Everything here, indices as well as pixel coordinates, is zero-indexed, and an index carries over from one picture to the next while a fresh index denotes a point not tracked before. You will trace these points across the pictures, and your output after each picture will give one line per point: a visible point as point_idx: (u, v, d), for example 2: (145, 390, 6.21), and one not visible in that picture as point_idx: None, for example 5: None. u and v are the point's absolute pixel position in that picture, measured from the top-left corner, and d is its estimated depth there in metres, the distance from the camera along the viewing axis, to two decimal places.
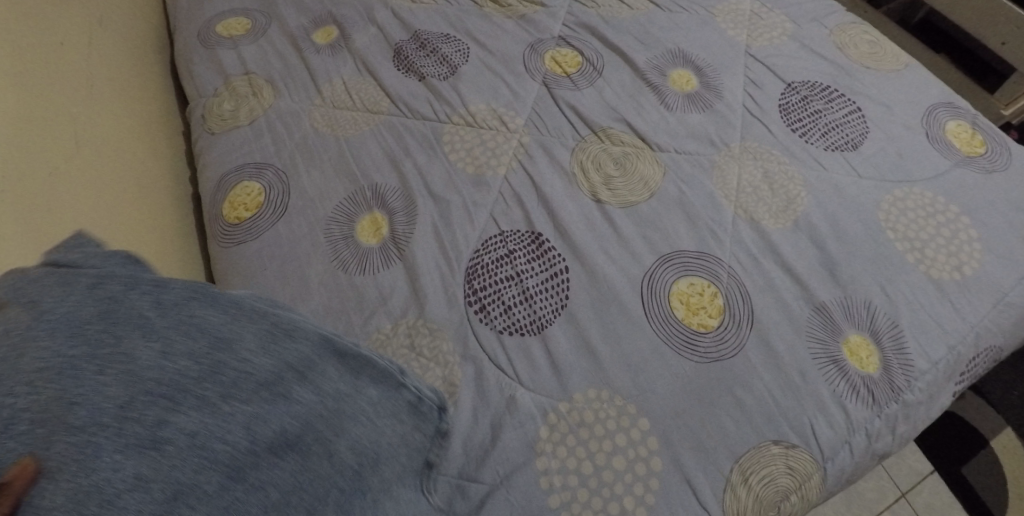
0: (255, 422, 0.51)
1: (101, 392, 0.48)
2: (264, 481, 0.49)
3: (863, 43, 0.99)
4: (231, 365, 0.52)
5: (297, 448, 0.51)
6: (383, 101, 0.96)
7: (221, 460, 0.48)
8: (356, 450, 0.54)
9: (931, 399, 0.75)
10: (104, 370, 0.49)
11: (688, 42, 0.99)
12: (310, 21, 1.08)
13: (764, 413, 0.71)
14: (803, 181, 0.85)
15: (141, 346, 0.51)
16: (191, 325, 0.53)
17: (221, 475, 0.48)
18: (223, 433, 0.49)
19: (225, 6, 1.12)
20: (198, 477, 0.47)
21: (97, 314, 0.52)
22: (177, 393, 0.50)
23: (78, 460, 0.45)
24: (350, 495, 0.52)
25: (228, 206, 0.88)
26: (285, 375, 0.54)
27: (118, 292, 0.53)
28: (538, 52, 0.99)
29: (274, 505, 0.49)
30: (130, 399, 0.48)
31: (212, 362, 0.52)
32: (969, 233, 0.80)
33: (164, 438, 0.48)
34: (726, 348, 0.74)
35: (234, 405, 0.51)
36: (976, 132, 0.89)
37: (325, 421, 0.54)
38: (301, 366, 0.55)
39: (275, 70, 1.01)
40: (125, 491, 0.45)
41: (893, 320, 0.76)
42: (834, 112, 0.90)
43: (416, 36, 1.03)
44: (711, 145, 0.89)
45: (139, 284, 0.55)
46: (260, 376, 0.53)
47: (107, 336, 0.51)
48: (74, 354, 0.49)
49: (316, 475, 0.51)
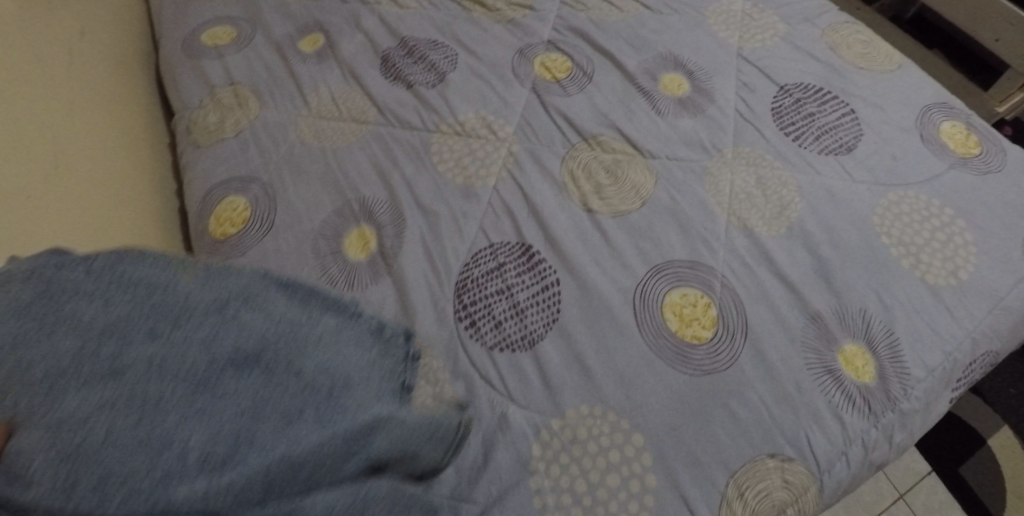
0: (208, 344, 0.54)
1: (54, 345, 0.50)
2: (229, 391, 0.52)
3: (857, 43, 1.00)
4: (172, 304, 0.55)
5: (256, 363, 0.55)
6: (370, 112, 0.94)
7: (180, 376, 0.51)
8: (321, 366, 0.57)
9: (927, 408, 0.76)
10: (56, 330, 0.51)
11: (679, 45, 0.99)
12: (296, 28, 1.08)
13: (760, 427, 0.71)
14: (797, 186, 0.85)
15: (83, 305, 0.53)
16: (126, 280, 0.56)
17: (184, 387, 0.51)
18: (177, 356, 0.52)
19: (209, 16, 1.12)
20: (163, 393, 0.50)
21: (32, 291, 0.54)
22: (123, 332, 0.52)
23: (45, 402, 0.48)
24: (325, 407, 0.54)
25: (213, 223, 0.86)
26: (228, 305, 0.58)
27: (49, 269, 0.56)
28: (527, 57, 0.99)
29: (245, 411, 0.51)
30: (84, 343, 0.51)
31: (153, 304, 0.55)
32: (964, 236, 0.83)
33: (120, 367, 0.50)
34: (720, 361, 0.74)
35: (184, 332, 0.54)
36: (970, 133, 0.92)
37: (281, 341, 0.57)
38: (245, 298, 0.59)
39: (261, 80, 1.00)
40: (95, 415, 0.47)
41: (888, 327, 0.77)
42: (827, 115, 0.91)
43: (403, 42, 1.02)
44: (704, 151, 0.88)
45: (66, 260, 0.57)
46: (203, 308, 0.56)
47: (49, 307, 0.53)
48: (25, 325, 0.51)
49: (281, 385, 0.54)
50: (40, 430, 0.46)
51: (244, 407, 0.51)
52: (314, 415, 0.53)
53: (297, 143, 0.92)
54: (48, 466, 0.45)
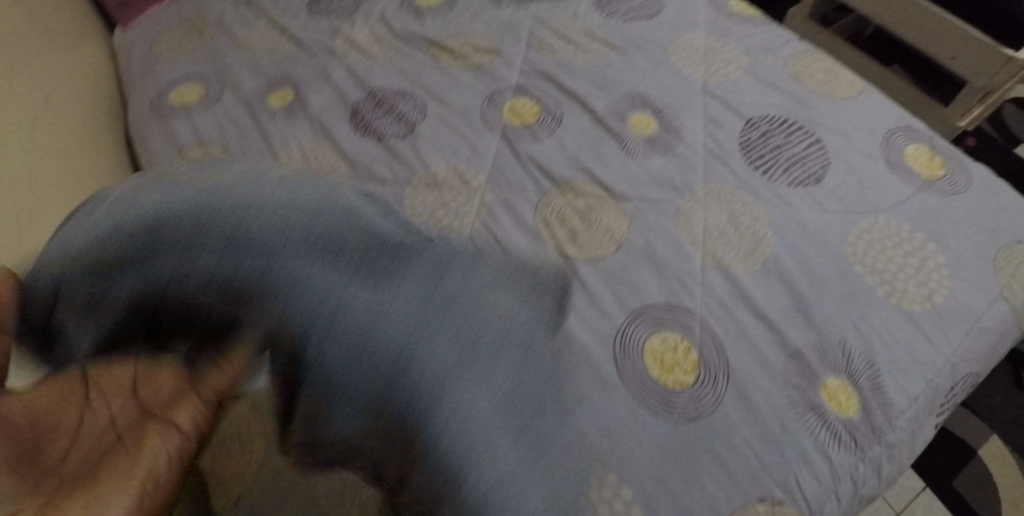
0: (350, 263, 0.68)
1: (244, 262, 0.65)
2: (391, 296, 0.68)
3: (817, 72, 1.01)
4: (313, 223, 0.68)
5: (396, 263, 0.70)
6: (340, 167, 0.94)
7: (350, 291, 0.66)
8: (437, 272, 0.71)
9: (912, 437, 0.77)
10: (244, 258, 0.65)
11: (646, 84, 1.00)
12: (265, 83, 1.08)
13: (748, 471, 0.72)
14: (770, 220, 0.86)
15: (247, 239, 0.66)
16: (263, 210, 0.68)
17: (359, 296, 0.66)
18: (333, 268, 0.67)
19: (176, 74, 1.12)
20: (346, 304, 0.66)
21: (198, 228, 0.66)
22: (294, 256, 0.66)
23: (275, 306, 0.65)
24: (451, 311, 0.69)
25: None
26: (347, 216, 0.71)
27: (193, 200, 0.68)
28: (497, 104, 1.00)
29: (405, 306, 0.68)
30: (266, 269, 0.65)
31: (298, 225, 0.68)
32: (937, 260, 0.83)
33: (302, 284, 0.65)
34: (703, 406, 0.75)
35: (340, 249, 0.68)
36: (933, 155, 0.93)
37: (400, 250, 0.71)
38: (349, 213, 0.71)
39: (230, 139, 1.00)
40: (307, 324, 0.65)
41: (869, 359, 0.78)
42: (794, 146, 0.92)
43: (371, 93, 1.03)
44: (676, 190, 0.89)
45: (195, 196, 0.68)
46: (332, 224, 0.69)
47: (223, 240, 0.66)
48: (213, 258, 0.66)
49: (418, 286, 0.70)
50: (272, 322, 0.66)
51: (357, 336, 0.65)
52: (455, 319, 0.69)
53: None
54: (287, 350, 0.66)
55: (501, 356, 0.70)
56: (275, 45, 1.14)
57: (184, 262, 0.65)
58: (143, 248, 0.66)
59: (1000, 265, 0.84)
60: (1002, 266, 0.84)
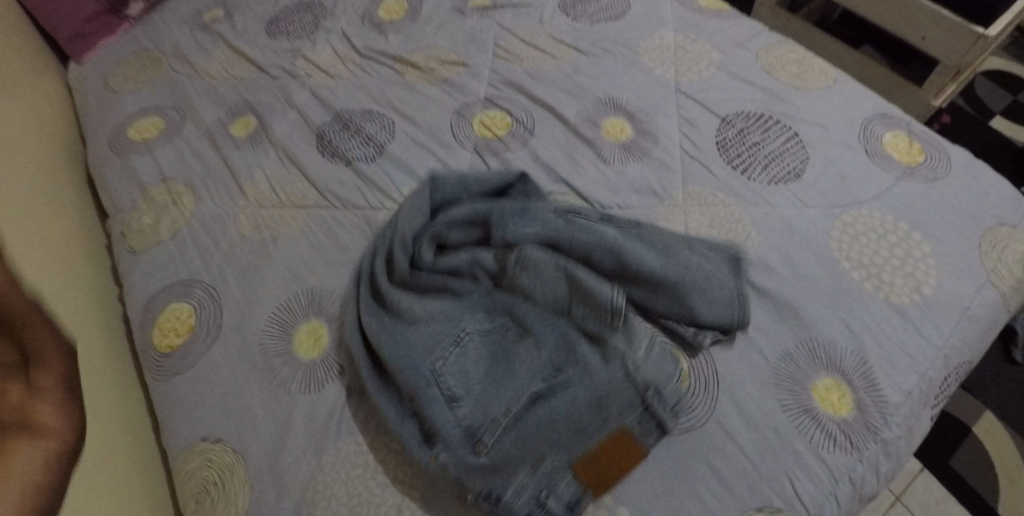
0: (656, 268, 0.75)
1: (568, 252, 0.78)
2: (703, 294, 0.75)
3: (790, 63, 0.99)
4: (587, 220, 0.82)
5: (686, 275, 0.76)
6: (310, 195, 0.93)
7: (663, 281, 0.75)
8: (720, 287, 0.76)
9: (909, 432, 0.74)
10: (545, 245, 0.79)
11: (617, 87, 0.98)
12: (226, 113, 1.06)
13: (745, 479, 0.69)
14: (750, 221, 0.84)
15: (567, 234, 0.78)
16: (509, 182, 0.85)
17: (672, 296, 0.75)
18: (654, 290, 0.75)
19: (134, 108, 1.10)
20: (675, 299, 0.75)
21: (480, 212, 0.81)
22: (603, 250, 0.76)
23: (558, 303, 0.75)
24: (739, 300, 0.76)
25: (158, 334, 0.85)
26: (641, 230, 0.82)
27: (458, 192, 0.85)
28: (466, 118, 0.98)
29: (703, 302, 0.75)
30: (563, 246, 0.78)
31: (624, 239, 0.77)
32: (922, 249, 0.81)
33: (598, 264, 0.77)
34: (696, 417, 0.72)
35: (626, 255, 0.76)
36: (912, 141, 0.90)
37: (672, 268, 0.76)
38: (635, 224, 0.83)
39: (195, 174, 0.99)
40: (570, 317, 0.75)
41: (860, 356, 0.75)
42: (771, 143, 0.90)
43: (337, 117, 1.01)
44: (654, 195, 0.88)
45: (468, 192, 0.85)
46: (609, 232, 0.79)
47: (483, 215, 0.81)
48: (459, 259, 0.78)
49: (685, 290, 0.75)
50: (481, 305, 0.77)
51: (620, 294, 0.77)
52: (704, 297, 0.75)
53: (237, 238, 0.91)
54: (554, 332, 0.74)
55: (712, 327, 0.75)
56: (236, 70, 1.11)
57: (449, 234, 0.81)
58: (416, 232, 0.81)
59: (985, 249, 0.82)
60: (988, 251, 0.82)
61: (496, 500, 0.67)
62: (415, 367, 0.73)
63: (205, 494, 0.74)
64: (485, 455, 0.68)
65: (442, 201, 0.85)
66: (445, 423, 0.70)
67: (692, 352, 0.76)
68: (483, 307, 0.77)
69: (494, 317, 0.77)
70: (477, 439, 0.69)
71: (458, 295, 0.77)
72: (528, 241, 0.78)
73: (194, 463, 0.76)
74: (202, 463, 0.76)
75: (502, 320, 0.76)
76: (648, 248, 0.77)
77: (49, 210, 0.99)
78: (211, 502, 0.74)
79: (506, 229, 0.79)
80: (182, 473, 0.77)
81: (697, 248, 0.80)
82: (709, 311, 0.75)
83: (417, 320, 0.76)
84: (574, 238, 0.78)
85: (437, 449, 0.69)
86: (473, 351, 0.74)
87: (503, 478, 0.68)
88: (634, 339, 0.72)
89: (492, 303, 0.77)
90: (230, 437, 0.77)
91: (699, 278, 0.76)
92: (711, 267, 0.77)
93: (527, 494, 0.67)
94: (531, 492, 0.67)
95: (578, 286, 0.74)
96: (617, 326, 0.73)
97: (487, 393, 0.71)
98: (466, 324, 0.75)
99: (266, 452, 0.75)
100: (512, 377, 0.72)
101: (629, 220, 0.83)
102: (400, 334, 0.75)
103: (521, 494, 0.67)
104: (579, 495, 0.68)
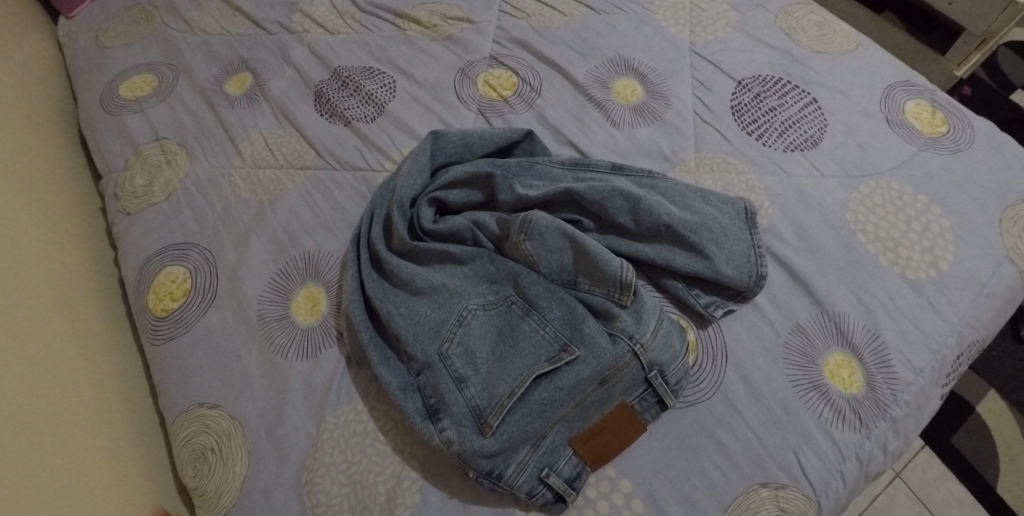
0: (663, 226, 0.73)
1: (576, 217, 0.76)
2: (712, 256, 0.73)
3: (810, 25, 0.94)
4: (590, 176, 0.79)
5: (694, 237, 0.73)
6: (308, 155, 0.90)
7: (670, 248, 0.74)
8: (726, 253, 0.73)
9: (919, 410, 0.71)
10: (552, 207, 0.77)
11: (629, 47, 0.94)
12: (221, 69, 1.02)
13: (751, 454, 0.68)
14: (765, 189, 0.81)
15: (570, 192, 0.75)
16: (506, 138, 0.82)
17: (684, 258, 0.73)
18: (663, 249, 0.74)
19: (127, 65, 1.06)
20: (683, 264, 0.73)
21: (480, 170, 0.78)
22: (612, 211, 0.75)
23: (567, 265, 0.72)
24: (746, 265, 0.73)
25: (153, 298, 0.83)
26: (639, 181, 0.79)
27: (455, 146, 0.81)
28: (470, 77, 0.94)
29: (712, 264, 0.72)
30: (567, 209, 0.77)
31: (630, 193, 0.74)
32: (940, 224, 0.77)
33: (607, 230, 0.76)
34: (703, 390, 0.70)
35: (629, 217, 0.74)
36: (935, 110, 0.86)
37: (674, 230, 0.73)
38: (640, 175, 0.79)
39: (189, 133, 0.95)
40: (577, 283, 0.71)
41: (873, 331, 0.72)
42: (789, 109, 0.87)
43: (336, 74, 0.97)
44: (665, 161, 0.85)
45: (467, 145, 0.81)
46: (613, 184, 0.75)
47: (484, 176, 0.78)
48: (461, 220, 0.76)
49: (692, 253, 0.73)
50: (485, 268, 0.74)
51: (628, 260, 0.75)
52: (712, 262, 0.72)
53: (232, 199, 0.88)
54: (561, 298, 0.70)
55: (720, 296, 0.74)
56: (230, 24, 1.07)
57: (452, 197, 0.78)
58: (421, 196, 0.78)
59: (1006, 226, 0.77)
60: (1008, 227, 0.77)
61: (498, 478, 0.65)
62: (423, 339, 0.71)
63: (204, 460, 0.73)
64: (491, 438, 0.66)
65: (445, 160, 0.82)
66: (453, 402, 0.67)
67: (702, 322, 0.74)
68: (484, 273, 0.74)
69: (499, 286, 0.73)
70: (483, 420, 0.66)
71: (462, 262, 0.74)
72: (533, 200, 0.76)
73: (191, 429, 0.75)
74: (199, 429, 0.74)
75: (506, 290, 0.72)
76: (660, 205, 0.74)
77: (37, 178, 0.95)
78: (209, 467, 0.72)
79: (513, 188, 0.77)
80: (178, 438, 0.75)
81: (709, 200, 0.77)
82: (724, 272, 0.72)
83: (421, 291, 0.73)
84: (580, 196, 0.75)
85: (442, 425, 0.67)
86: (478, 327, 0.70)
87: (506, 457, 0.66)
88: (644, 317, 0.68)
89: (497, 271, 0.73)
90: (227, 402, 0.75)
91: (711, 235, 0.73)
92: (724, 224, 0.75)
93: (529, 471, 0.66)
94: (532, 469, 0.66)
95: (584, 252, 0.70)
96: (627, 302, 0.69)
97: (493, 372, 0.68)
98: (469, 300, 0.72)
99: (264, 418, 0.73)
100: (518, 355, 0.68)
101: (625, 167, 0.80)
102: (406, 305, 0.73)
103: (523, 471, 0.66)
104: (579, 471, 0.66)
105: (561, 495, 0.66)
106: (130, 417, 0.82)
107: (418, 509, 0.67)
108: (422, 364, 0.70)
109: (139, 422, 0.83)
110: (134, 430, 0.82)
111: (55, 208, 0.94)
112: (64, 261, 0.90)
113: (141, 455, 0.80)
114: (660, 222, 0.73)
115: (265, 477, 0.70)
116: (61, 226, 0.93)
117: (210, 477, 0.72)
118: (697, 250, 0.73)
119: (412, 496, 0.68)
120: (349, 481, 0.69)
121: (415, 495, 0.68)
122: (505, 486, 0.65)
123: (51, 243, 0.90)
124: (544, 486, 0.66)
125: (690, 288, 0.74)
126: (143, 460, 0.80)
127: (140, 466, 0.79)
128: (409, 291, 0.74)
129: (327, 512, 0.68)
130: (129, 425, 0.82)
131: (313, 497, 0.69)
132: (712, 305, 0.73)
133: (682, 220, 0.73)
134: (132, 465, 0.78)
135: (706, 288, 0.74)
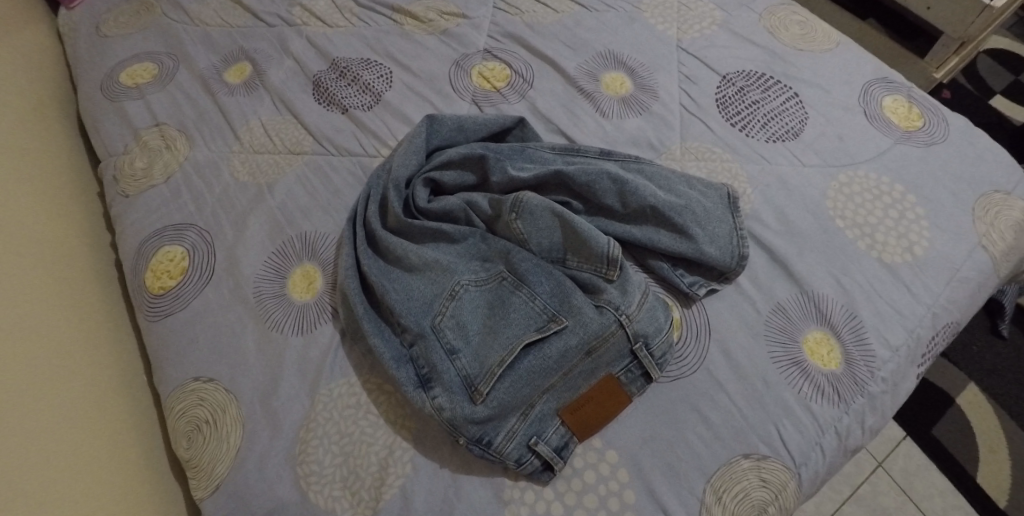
0: (650, 207, 0.76)
1: (566, 201, 0.79)
2: (696, 237, 0.75)
3: (793, 25, 0.98)
4: (577, 160, 0.82)
5: (677, 218, 0.76)
6: (306, 141, 0.93)
7: (657, 229, 0.76)
8: (709, 234, 0.76)
9: (895, 387, 0.73)
10: (544, 190, 0.80)
11: (618, 43, 0.97)
12: (221, 59, 1.04)
13: (732, 427, 0.70)
14: (747, 178, 0.84)
15: (560, 176, 0.78)
16: (499, 124, 0.85)
17: (669, 240, 0.76)
18: (649, 231, 0.76)
19: (127, 55, 1.08)
20: (669, 244, 0.75)
21: (473, 153, 0.81)
22: (600, 193, 0.77)
23: (558, 242, 0.74)
24: (728, 244, 0.76)
25: (150, 276, 0.84)
26: (626, 166, 0.81)
27: (449, 132, 0.84)
28: (464, 69, 0.97)
29: (695, 245, 0.75)
30: (558, 192, 0.80)
31: (618, 177, 0.77)
32: (916, 211, 0.80)
33: (596, 213, 0.79)
34: (686, 365, 0.73)
35: (617, 200, 0.77)
36: (911, 106, 0.89)
37: (661, 212, 0.76)
38: (628, 160, 0.82)
39: (188, 119, 0.97)
40: (568, 259, 0.74)
41: (851, 312, 0.75)
42: (771, 102, 0.90)
43: (334, 65, 1.00)
44: (652, 149, 0.88)
45: (461, 131, 0.84)
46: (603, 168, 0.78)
47: (477, 159, 0.81)
48: (454, 202, 0.79)
49: (678, 234, 0.76)
50: (478, 245, 0.76)
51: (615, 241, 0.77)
52: (695, 242, 0.75)
53: (231, 182, 0.90)
54: (550, 275, 0.73)
55: (702, 273, 0.77)
56: (231, 16, 1.09)
57: (447, 178, 0.81)
58: (418, 177, 0.81)
59: (979, 214, 0.80)
60: (980, 216, 0.80)
61: (487, 445, 0.68)
62: (416, 312, 0.73)
63: (198, 432, 0.74)
64: (482, 405, 0.68)
65: (440, 143, 0.84)
66: (444, 370, 0.69)
67: (686, 301, 0.76)
68: (477, 251, 0.76)
69: (490, 264, 0.75)
70: (473, 388, 0.69)
71: (455, 240, 0.77)
72: (524, 182, 0.79)
73: (186, 402, 0.76)
74: (194, 402, 0.76)
75: (497, 267, 0.74)
76: (647, 186, 0.77)
77: (40, 165, 0.97)
78: (203, 439, 0.74)
79: (504, 170, 0.79)
80: (173, 412, 0.76)
81: (695, 185, 0.79)
82: (707, 252, 0.75)
83: (415, 267, 0.75)
84: (570, 179, 0.78)
85: (434, 393, 0.69)
86: (470, 301, 0.73)
87: (496, 425, 0.68)
88: (629, 290, 0.70)
89: (489, 249, 0.76)
90: (222, 376, 0.76)
91: (695, 217, 0.76)
92: (708, 207, 0.77)
93: (518, 439, 0.68)
94: (521, 437, 0.68)
95: (572, 230, 0.73)
96: (614, 277, 0.71)
97: (483, 343, 0.70)
98: (461, 274, 0.74)
99: (259, 391, 0.75)
100: (508, 326, 0.70)
101: (613, 153, 0.83)
102: (401, 280, 0.76)
103: (513, 439, 0.68)
104: (567, 440, 0.69)
105: (549, 463, 0.68)
106: (125, 395, 0.83)
107: (409, 479, 0.69)
108: (415, 336, 0.72)
109: (133, 401, 0.84)
110: (128, 408, 0.83)
111: (55, 193, 0.96)
112: (59, 245, 0.90)
113: (140, 437, 0.81)
114: (646, 203, 0.76)
115: (260, 448, 0.72)
116: (62, 209, 0.95)
117: (204, 449, 0.73)
118: (682, 231, 0.75)
119: (404, 466, 0.69)
120: (342, 452, 0.70)
121: (407, 465, 0.69)
122: (495, 453, 0.68)
123: (48, 228, 0.91)
124: (532, 454, 0.68)
125: (676, 267, 0.77)
126: (138, 436, 0.81)
127: (135, 442, 0.80)
128: (403, 267, 0.76)
129: (319, 482, 0.69)
130: (124, 403, 0.83)
131: (306, 468, 0.70)
132: (695, 285, 0.76)
133: (668, 202, 0.76)
134: (128, 450, 0.79)
135: (691, 269, 0.77)
